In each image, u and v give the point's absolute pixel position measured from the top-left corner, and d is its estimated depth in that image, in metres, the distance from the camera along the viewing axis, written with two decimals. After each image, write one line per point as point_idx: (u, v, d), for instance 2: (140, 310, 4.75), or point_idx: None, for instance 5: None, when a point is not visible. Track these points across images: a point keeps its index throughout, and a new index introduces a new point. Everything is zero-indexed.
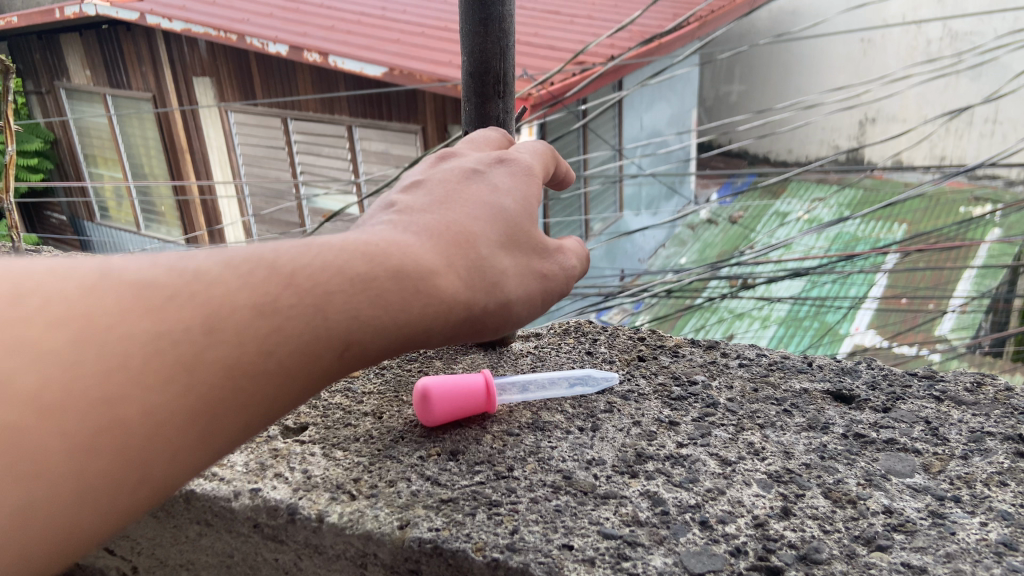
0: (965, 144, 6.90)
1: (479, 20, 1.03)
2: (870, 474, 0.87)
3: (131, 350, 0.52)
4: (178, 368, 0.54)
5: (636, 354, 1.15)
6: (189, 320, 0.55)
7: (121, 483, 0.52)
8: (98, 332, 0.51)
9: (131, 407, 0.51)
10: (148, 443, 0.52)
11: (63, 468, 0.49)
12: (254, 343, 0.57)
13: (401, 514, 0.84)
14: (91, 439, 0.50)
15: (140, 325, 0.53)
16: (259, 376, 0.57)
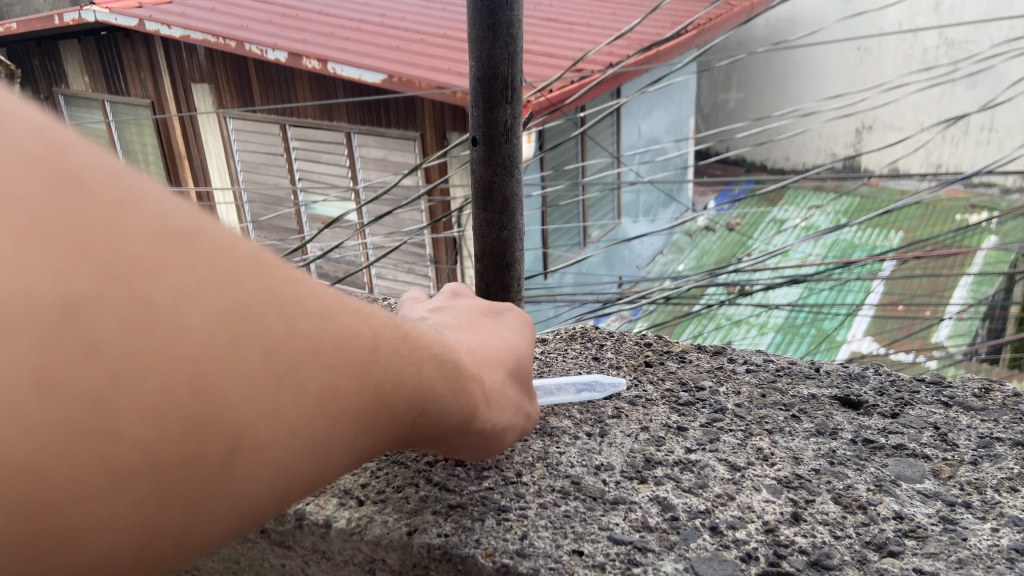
0: (961, 152, 6.93)
1: (488, 24, 1.03)
2: (879, 480, 0.87)
3: (276, 350, 0.42)
4: (305, 389, 0.44)
5: (643, 360, 1.15)
6: (329, 337, 0.46)
7: (209, 512, 0.41)
8: (259, 320, 0.41)
9: (257, 422, 0.42)
10: (256, 467, 0.42)
11: (170, 475, 0.38)
12: (368, 384, 0.49)
13: (410, 520, 0.84)
14: (212, 448, 0.40)
15: (289, 322, 0.43)
16: (359, 424, 0.49)
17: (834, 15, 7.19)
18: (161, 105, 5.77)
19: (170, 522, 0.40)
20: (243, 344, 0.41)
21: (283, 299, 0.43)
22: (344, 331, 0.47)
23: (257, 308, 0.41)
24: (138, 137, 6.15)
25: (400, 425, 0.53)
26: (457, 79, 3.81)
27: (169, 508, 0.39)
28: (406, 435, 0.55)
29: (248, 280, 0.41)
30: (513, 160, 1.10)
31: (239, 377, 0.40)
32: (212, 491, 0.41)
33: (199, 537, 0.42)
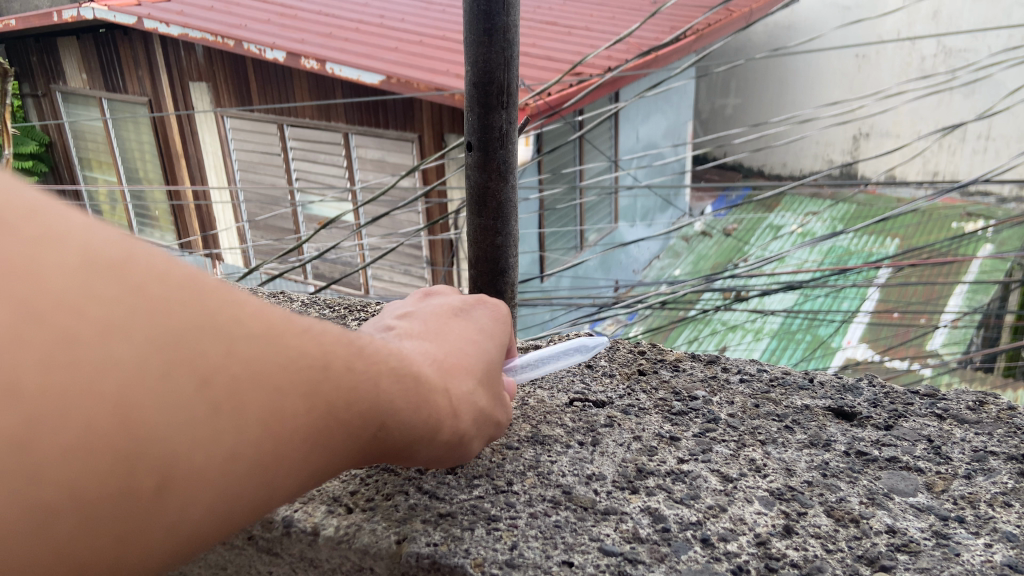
0: (957, 160, 6.95)
1: (484, 29, 1.03)
2: (872, 493, 0.87)
3: (212, 377, 0.42)
4: (245, 415, 0.44)
5: (636, 368, 1.15)
6: (270, 358, 0.45)
7: (149, 544, 0.41)
8: (190, 350, 0.41)
9: (195, 453, 0.41)
10: (197, 497, 0.42)
11: (103, 512, 0.38)
12: (316, 403, 0.48)
13: (399, 528, 0.83)
14: (147, 481, 0.39)
15: (225, 347, 0.43)
16: (310, 443, 0.48)
17: (833, 22, 7.21)
18: (160, 104, 5.75)
19: (106, 555, 0.40)
20: (176, 375, 0.40)
21: (219, 325, 0.43)
22: (287, 349, 0.46)
23: (188, 337, 0.41)
24: (135, 136, 6.14)
25: (355, 439, 0.53)
26: (455, 81, 3.81)
27: (105, 542, 0.39)
28: (362, 448, 0.55)
29: (179, 306, 0.41)
30: (507, 167, 1.10)
31: (172, 408, 0.40)
32: (151, 523, 0.40)
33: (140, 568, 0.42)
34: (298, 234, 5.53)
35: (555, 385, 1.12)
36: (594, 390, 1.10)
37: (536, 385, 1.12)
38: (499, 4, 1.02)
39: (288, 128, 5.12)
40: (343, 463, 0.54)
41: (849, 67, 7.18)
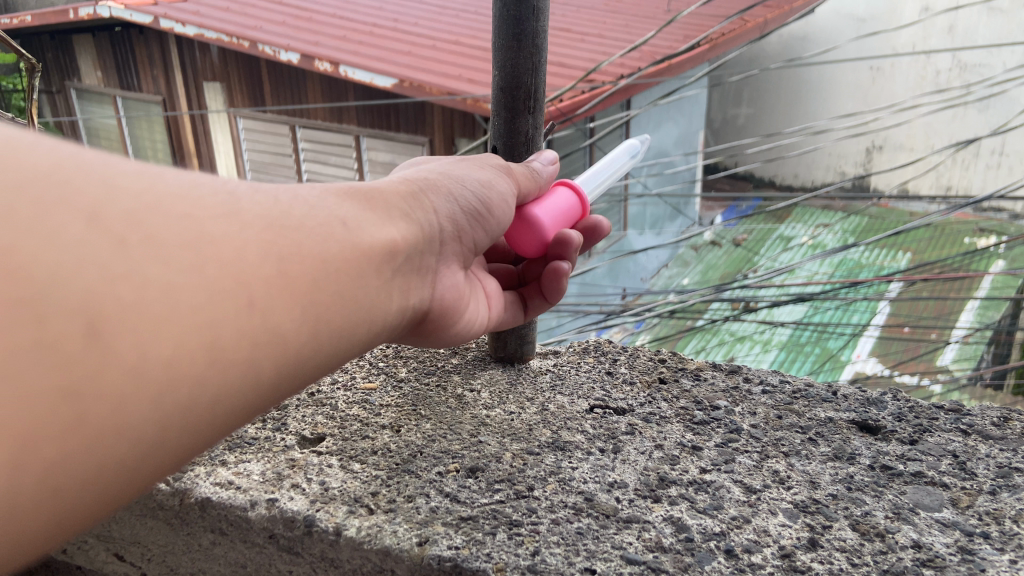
0: (971, 175, 6.89)
1: (512, 34, 1.02)
2: (898, 507, 0.86)
3: (100, 213, 0.46)
4: (157, 242, 0.47)
5: (657, 376, 1.14)
6: (155, 194, 0.50)
7: (106, 390, 0.44)
8: (66, 191, 0.45)
9: (113, 285, 0.44)
10: (144, 327, 0.45)
11: (35, 361, 0.41)
12: (227, 222, 0.53)
13: (420, 531, 0.83)
14: (72, 321, 0.42)
15: (103, 185, 0.47)
16: (246, 254, 0.52)
17: (848, 35, 7.18)
18: (173, 103, 5.78)
19: (63, 410, 0.42)
20: (60, 215, 0.44)
21: (87, 177, 0.46)
22: (168, 189, 0.51)
23: (59, 182, 0.45)
24: (148, 134, 6.16)
25: (293, 266, 0.56)
26: (467, 86, 3.81)
27: (54, 398, 0.42)
28: (316, 280, 0.58)
29: (42, 162, 0.45)
30: None
31: (71, 243, 0.43)
32: (96, 367, 0.43)
33: (114, 419, 0.44)
34: None
35: (575, 391, 1.11)
36: (614, 397, 1.09)
37: (556, 391, 1.11)
38: (529, 10, 1.01)
39: (299, 129, 5.14)
40: (311, 296, 0.57)
41: (863, 80, 7.15)
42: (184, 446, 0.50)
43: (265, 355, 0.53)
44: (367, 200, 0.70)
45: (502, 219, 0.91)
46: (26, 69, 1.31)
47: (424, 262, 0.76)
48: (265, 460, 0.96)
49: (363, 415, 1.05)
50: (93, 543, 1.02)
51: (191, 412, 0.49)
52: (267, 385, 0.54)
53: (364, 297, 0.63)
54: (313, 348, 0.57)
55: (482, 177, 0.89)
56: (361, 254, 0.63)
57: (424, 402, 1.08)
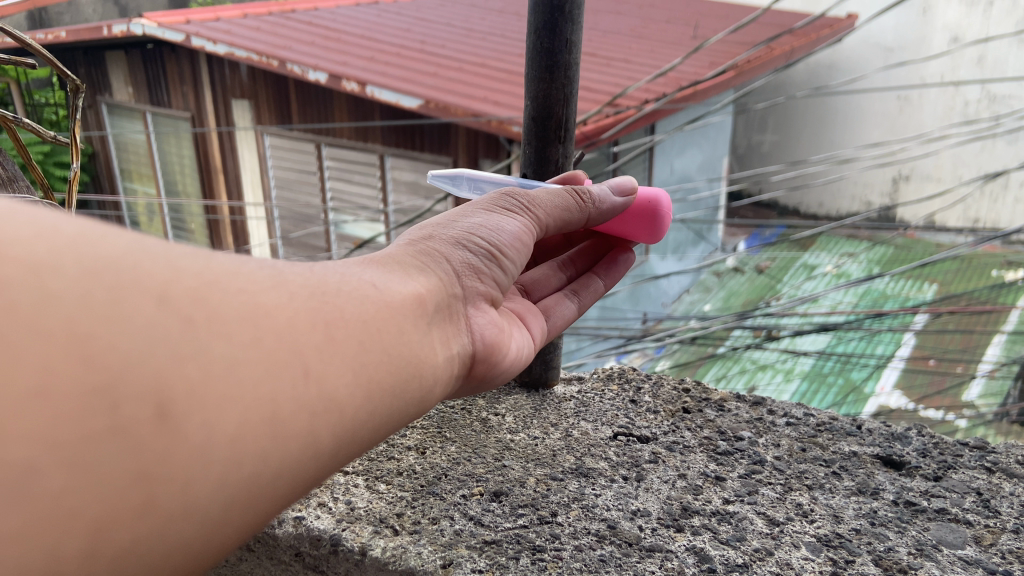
0: (1000, 207, 6.83)
1: (545, 66, 1.04)
2: (920, 544, 0.86)
3: (167, 294, 0.43)
4: (218, 321, 0.45)
5: (681, 406, 1.14)
6: (212, 273, 0.47)
7: (175, 473, 0.41)
8: (131, 278, 0.42)
9: (182, 367, 0.42)
10: (212, 408, 0.43)
11: (113, 450, 0.39)
12: (274, 293, 0.50)
13: (444, 553, 0.84)
14: (141, 403, 0.40)
15: (167, 268, 0.44)
16: (295, 323, 0.50)
17: (876, 64, 7.17)
18: (201, 120, 5.88)
19: (132, 498, 0.40)
20: (129, 298, 0.41)
21: (150, 259, 0.44)
22: (220, 264, 0.48)
23: (124, 266, 0.42)
24: (176, 150, 6.27)
25: (346, 333, 0.53)
26: (492, 108, 3.85)
27: (129, 487, 0.40)
28: (369, 342, 0.55)
29: (109, 250, 0.42)
30: None
31: (140, 328, 0.41)
32: (168, 452, 0.41)
33: (183, 502, 0.42)
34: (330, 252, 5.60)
35: (599, 419, 1.12)
36: (638, 425, 1.10)
37: (580, 417, 1.12)
38: (562, 42, 1.02)
39: (326, 148, 5.21)
40: (366, 358, 0.54)
41: (890, 110, 7.14)
42: (244, 521, 0.47)
43: (323, 423, 0.50)
44: (386, 263, 0.65)
45: (519, 254, 0.82)
46: (71, 87, 1.33)
47: (451, 310, 0.69)
48: None
49: (389, 436, 1.07)
50: None
51: (254, 488, 0.46)
52: (326, 455, 0.51)
53: (409, 357, 0.58)
54: (369, 414, 0.54)
55: (488, 222, 0.81)
56: (399, 314, 0.59)
57: (449, 425, 1.10)
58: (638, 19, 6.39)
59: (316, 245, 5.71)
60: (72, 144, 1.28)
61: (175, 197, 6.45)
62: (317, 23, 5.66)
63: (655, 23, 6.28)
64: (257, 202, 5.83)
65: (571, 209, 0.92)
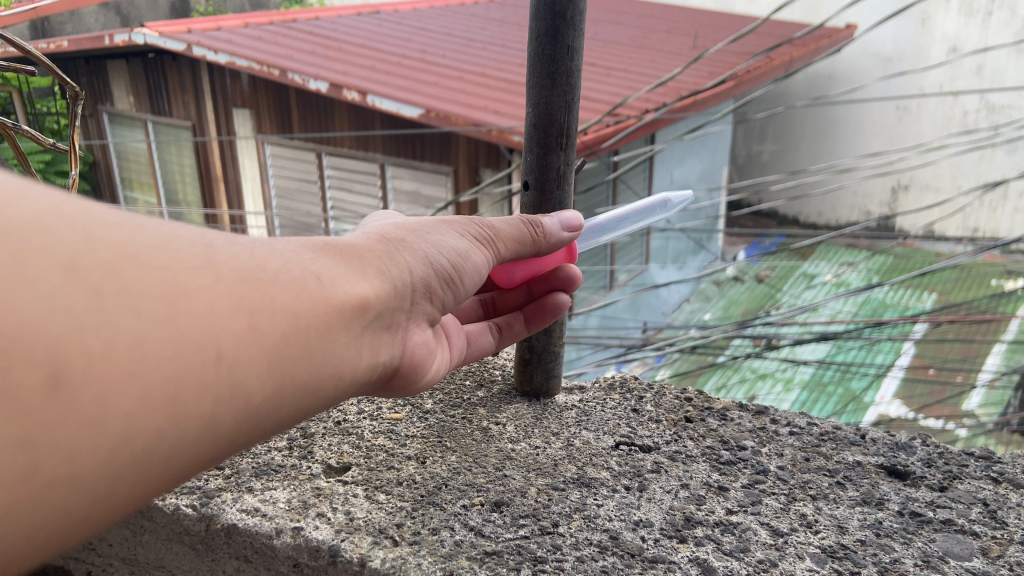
0: (1000, 217, 6.85)
1: (547, 73, 1.03)
2: (927, 555, 0.85)
3: (77, 265, 0.42)
4: (131, 296, 0.44)
5: (683, 415, 1.14)
6: (132, 247, 0.45)
7: (65, 438, 0.41)
8: (39, 243, 0.41)
9: (84, 336, 0.41)
10: (115, 385, 0.42)
11: (2, 410, 0.39)
12: (200, 274, 0.48)
13: (444, 564, 0.83)
14: (36, 371, 0.40)
15: (80, 239, 0.43)
16: (214, 308, 0.48)
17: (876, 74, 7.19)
18: (202, 128, 5.88)
19: (17, 463, 0.40)
20: (36, 264, 0.41)
21: (65, 228, 0.43)
22: (145, 239, 0.47)
23: (36, 233, 0.41)
24: (176, 159, 6.27)
25: (279, 332, 0.52)
26: (491, 117, 3.85)
27: (11, 451, 0.40)
28: (300, 339, 0.53)
29: (21, 215, 0.42)
30: (562, 208, 1.11)
31: (41, 294, 0.40)
32: (59, 420, 0.41)
33: (73, 468, 0.42)
34: None
35: (601, 428, 1.11)
36: (641, 435, 1.09)
37: (582, 428, 1.11)
38: (564, 49, 1.02)
39: (326, 156, 5.21)
40: (290, 358, 0.52)
41: (890, 119, 7.15)
42: (132, 497, 0.46)
43: (225, 407, 0.48)
44: (343, 254, 0.63)
45: (475, 284, 0.80)
46: (71, 94, 1.32)
47: (394, 321, 0.67)
48: (291, 488, 0.97)
49: (389, 446, 1.06)
50: (116, 565, 1.03)
51: (147, 462, 0.45)
52: (225, 438, 0.49)
53: (329, 357, 0.56)
54: (278, 403, 0.53)
55: (457, 242, 0.78)
56: (334, 314, 0.56)
57: (450, 434, 1.09)
58: (637, 28, 6.41)
59: None
60: (71, 152, 1.26)
61: (176, 205, 6.44)
62: (317, 32, 5.67)
63: (654, 32, 6.29)
64: (258, 211, 5.84)
65: (524, 243, 0.89)
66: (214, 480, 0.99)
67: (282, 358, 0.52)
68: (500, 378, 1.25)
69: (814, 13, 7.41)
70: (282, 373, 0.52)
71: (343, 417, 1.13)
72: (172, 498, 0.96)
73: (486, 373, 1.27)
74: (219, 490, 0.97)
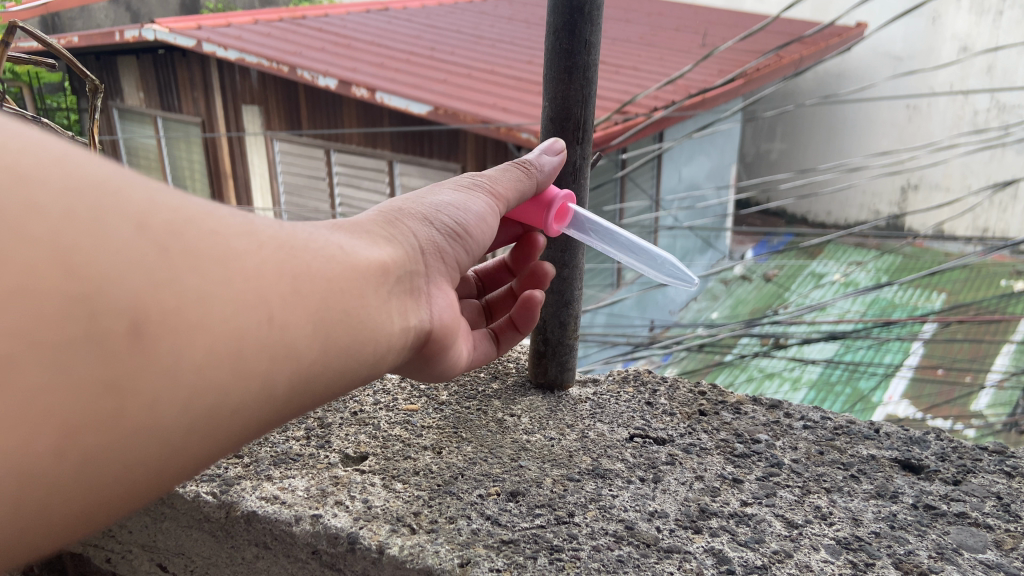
0: (1009, 218, 6.81)
1: (565, 67, 1.04)
2: (940, 547, 0.85)
3: (146, 223, 0.45)
4: (196, 255, 0.46)
5: (697, 408, 1.14)
6: (189, 210, 0.48)
7: (142, 389, 0.44)
8: (111, 203, 0.43)
9: (157, 290, 0.43)
10: (184, 344, 0.45)
11: (89, 355, 0.41)
12: (246, 241, 0.51)
13: (462, 552, 0.84)
14: (115, 319, 0.41)
15: (146, 199, 0.45)
16: (264, 272, 0.51)
17: (885, 73, 7.16)
18: (211, 125, 5.90)
19: (105, 408, 0.42)
20: (111, 220, 0.42)
21: (130, 188, 0.45)
22: (197, 205, 0.49)
23: (109, 189, 0.43)
24: (186, 155, 6.29)
25: (319, 295, 0.55)
26: (500, 115, 3.85)
27: (97, 395, 0.42)
28: (338, 304, 0.57)
29: (92, 172, 0.43)
30: (578, 201, 1.11)
31: (116, 249, 0.42)
32: (138, 369, 0.43)
33: (148, 419, 0.44)
34: None
35: (615, 421, 1.12)
36: (655, 427, 1.10)
37: (595, 419, 1.12)
38: (581, 43, 1.02)
39: (334, 153, 5.23)
40: (332, 320, 0.56)
41: (899, 118, 7.12)
42: (198, 454, 0.49)
43: (278, 367, 0.52)
44: (352, 230, 0.67)
45: (483, 237, 0.83)
46: (90, 88, 1.33)
47: (416, 284, 0.71)
48: (310, 476, 0.98)
49: (404, 435, 1.07)
50: (135, 552, 1.05)
51: (218, 416, 0.48)
52: (279, 399, 0.53)
53: (367, 319, 0.60)
54: (322, 366, 0.56)
55: (455, 201, 0.81)
56: (360, 278, 0.60)
57: (465, 425, 1.10)
58: (646, 26, 6.40)
59: None
60: (89, 145, 1.27)
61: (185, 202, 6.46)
62: (327, 29, 5.69)
63: (664, 30, 6.28)
64: (266, 207, 5.86)
65: (521, 180, 0.92)
66: (233, 468, 1.00)
67: (324, 319, 0.55)
68: (514, 371, 1.26)
69: (823, 12, 7.39)
70: (326, 335, 0.55)
71: (360, 407, 1.14)
72: (191, 485, 0.98)
73: (499, 366, 1.27)
74: (238, 477, 0.99)
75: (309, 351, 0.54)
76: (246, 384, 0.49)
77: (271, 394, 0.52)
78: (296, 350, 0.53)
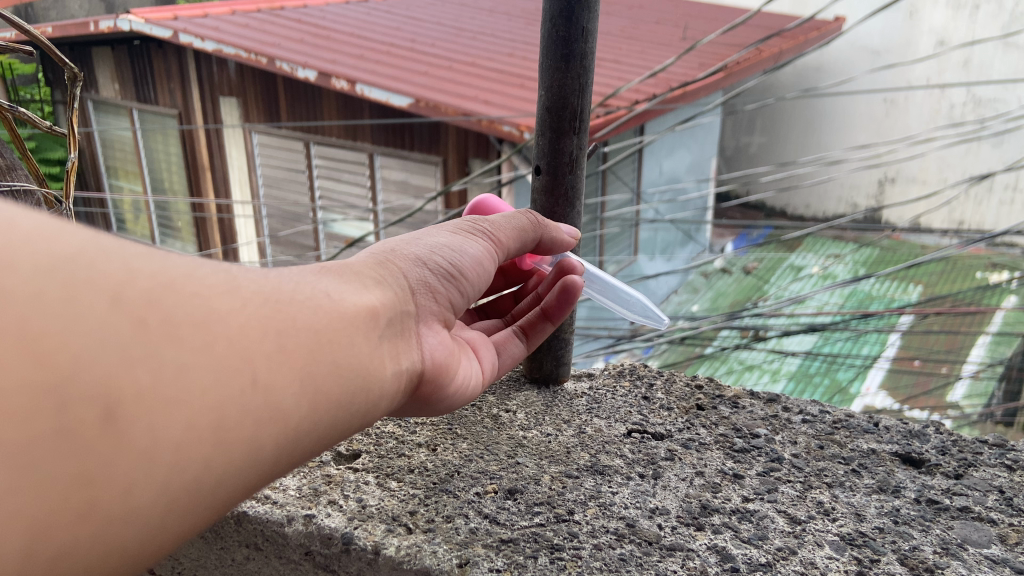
0: (984, 210, 6.90)
1: (561, 55, 1.01)
2: (945, 542, 0.84)
3: (120, 296, 0.42)
4: (176, 324, 0.44)
5: (695, 403, 1.13)
6: (169, 274, 0.45)
7: (117, 479, 0.41)
8: (84, 276, 0.41)
9: (131, 369, 0.41)
10: (169, 415, 0.42)
11: (56, 451, 0.38)
12: (228, 298, 0.48)
13: (460, 551, 0.81)
14: (87, 407, 0.39)
15: (121, 269, 0.43)
16: (247, 330, 0.48)
17: (864, 66, 7.25)
18: (189, 116, 5.83)
19: (72, 507, 0.39)
20: (84, 293, 0.40)
21: (107, 260, 0.43)
22: (177, 265, 0.47)
23: (81, 264, 0.41)
24: (162, 147, 6.19)
25: (312, 364, 0.52)
26: (482, 107, 3.83)
27: (64, 489, 0.39)
28: (330, 364, 0.53)
29: (66, 246, 0.41)
30: (575, 192, 1.09)
31: (91, 331, 0.40)
32: (109, 457, 0.40)
33: (123, 507, 0.41)
34: (317, 249, 5.63)
35: (612, 415, 1.10)
36: (653, 422, 1.08)
37: (593, 414, 1.10)
38: (579, 31, 1.00)
39: (314, 146, 5.19)
40: (327, 387, 0.53)
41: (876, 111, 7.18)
42: (175, 537, 0.45)
43: (264, 432, 0.48)
44: (343, 272, 0.63)
45: (479, 278, 0.80)
46: (69, 76, 1.28)
47: (406, 325, 0.66)
48: (300, 476, 0.96)
49: (398, 433, 1.04)
50: None
51: (197, 492, 0.45)
52: (265, 464, 0.49)
53: (357, 371, 0.56)
54: (311, 422, 0.52)
55: (449, 243, 0.78)
56: (350, 327, 0.56)
57: (460, 421, 1.07)
58: (627, 19, 6.40)
59: (303, 243, 5.69)
60: (68, 135, 1.22)
61: (162, 194, 6.36)
62: (306, 20, 5.63)
63: (645, 23, 6.27)
64: (245, 199, 5.80)
65: (525, 229, 0.91)
66: None
67: (312, 375, 0.51)
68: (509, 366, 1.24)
69: (802, 6, 7.44)
70: (315, 395, 0.52)
71: None
72: None
73: None
74: None
75: (296, 408, 0.50)
76: (227, 450, 0.46)
77: (249, 475, 0.48)
78: (282, 412, 0.49)
